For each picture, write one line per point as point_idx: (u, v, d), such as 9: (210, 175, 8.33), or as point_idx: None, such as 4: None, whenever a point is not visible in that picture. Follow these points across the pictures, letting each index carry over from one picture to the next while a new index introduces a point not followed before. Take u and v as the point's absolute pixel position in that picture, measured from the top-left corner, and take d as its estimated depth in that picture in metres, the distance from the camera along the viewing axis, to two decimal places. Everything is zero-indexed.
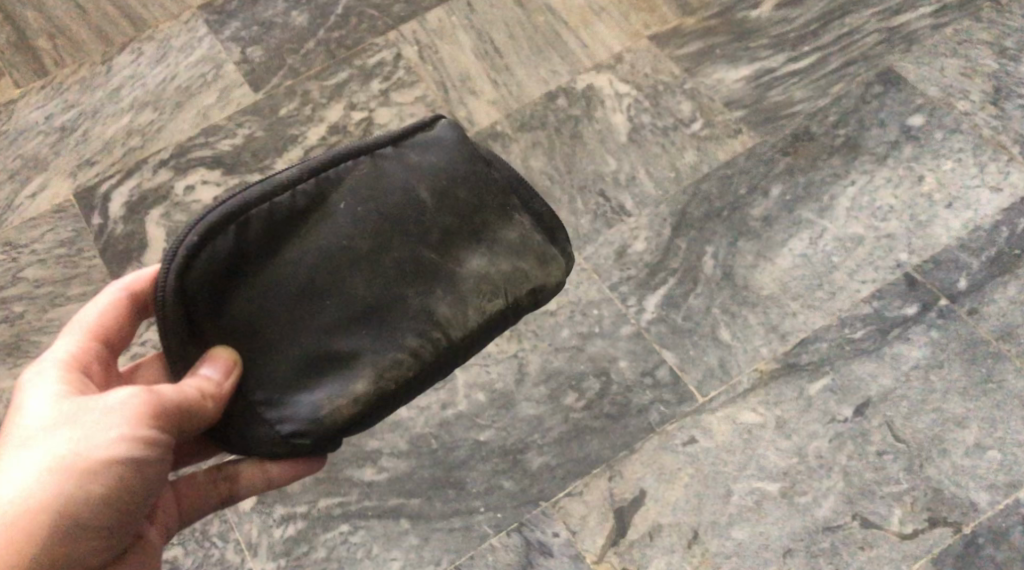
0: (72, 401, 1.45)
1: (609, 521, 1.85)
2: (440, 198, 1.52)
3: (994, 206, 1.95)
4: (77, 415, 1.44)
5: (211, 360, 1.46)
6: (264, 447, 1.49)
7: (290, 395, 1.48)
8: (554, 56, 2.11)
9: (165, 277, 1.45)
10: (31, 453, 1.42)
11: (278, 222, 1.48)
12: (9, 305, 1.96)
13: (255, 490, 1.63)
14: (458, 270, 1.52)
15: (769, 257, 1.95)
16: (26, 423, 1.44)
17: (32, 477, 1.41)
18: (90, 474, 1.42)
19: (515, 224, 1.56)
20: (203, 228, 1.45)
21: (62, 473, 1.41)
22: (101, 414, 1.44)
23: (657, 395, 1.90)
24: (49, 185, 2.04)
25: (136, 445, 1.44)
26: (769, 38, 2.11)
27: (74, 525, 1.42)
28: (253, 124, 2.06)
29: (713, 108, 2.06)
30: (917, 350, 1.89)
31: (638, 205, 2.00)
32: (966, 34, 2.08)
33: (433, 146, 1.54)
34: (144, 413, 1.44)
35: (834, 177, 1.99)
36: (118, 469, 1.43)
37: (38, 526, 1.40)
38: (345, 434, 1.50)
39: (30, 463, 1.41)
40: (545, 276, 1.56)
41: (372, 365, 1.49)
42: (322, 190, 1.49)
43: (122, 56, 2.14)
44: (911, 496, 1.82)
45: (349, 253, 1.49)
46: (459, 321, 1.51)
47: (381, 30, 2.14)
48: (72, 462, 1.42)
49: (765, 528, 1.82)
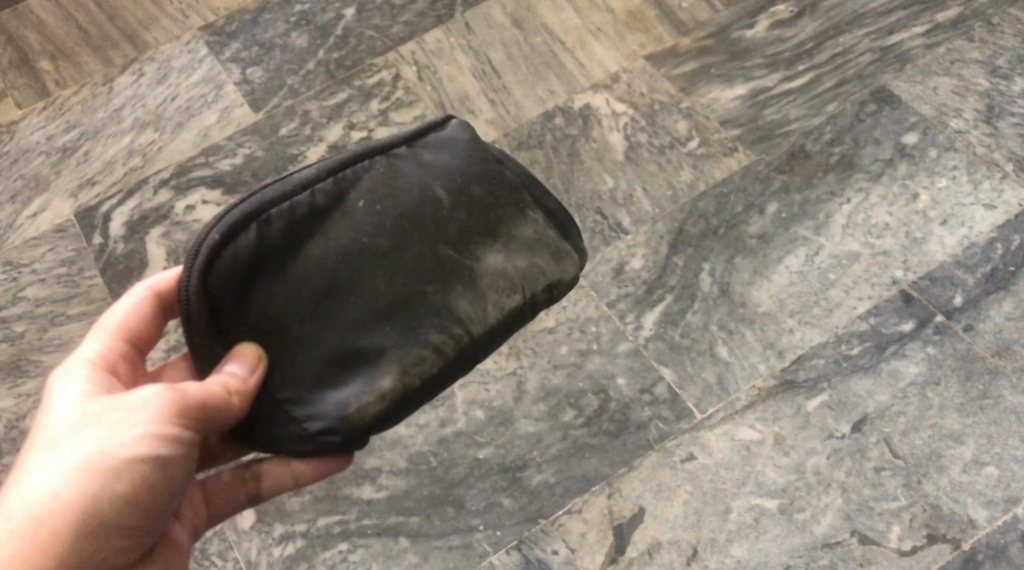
0: (97, 400, 1.46)
1: (609, 538, 1.85)
2: (456, 195, 1.54)
3: (988, 223, 1.97)
4: (102, 414, 1.45)
5: (236, 357, 1.48)
6: (291, 445, 1.51)
7: (316, 393, 1.50)
8: (552, 76, 2.13)
9: (189, 276, 1.46)
10: (57, 453, 1.43)
11: (298, 220, 1.50)
12: (10, 324, 1.97)
13: (281, 489, 1.64)
14: (477, 267, 1.54)
15: (766, 274, 1.96)
16: (52, 424, 1.45)
17: (58, 478, 1.42)
18: (115, 473, 1.43)
19: (529, 219, 1.58)
20: (226, 226, 1.47)
21: (87, 473, 1.43)
22: (126, 413, 1.45)
23: (655, 411, 1.91)
24: (51, 205, 2.05)
25: (160, 444, 1.45)
26: (764, 58, 2.13)
27: (99, 526, 1.44)
28: (253, 143, 2.08)
29: (709, 127, 2.08)
30: (914, 365, 1.90)
31: (635, 223, 2.01)
32: (959, 54, 2.10)
33: (446, 145, 1.56)
34: (168, 411, 1.45)
35: (830, 195, 2.01)
36: (142, 468, 1.44)
37: (63, 528, 1.42)
38: (371, 433, 1.52)
39: (56, 464, 1.43)
40: (561, 271, 1.59)
41: (396, 363, 1.51)
42: (340, 189, 1.51)
43: (123, 76, 2.16)
44: (910, 513, 1.82)
45: (369, 250, 1.51)
46: (479, 318, 1.53)
47: (380, 51, 2.16)
48: (96, 462, 1.43)
49: (764, 545, 1.82)
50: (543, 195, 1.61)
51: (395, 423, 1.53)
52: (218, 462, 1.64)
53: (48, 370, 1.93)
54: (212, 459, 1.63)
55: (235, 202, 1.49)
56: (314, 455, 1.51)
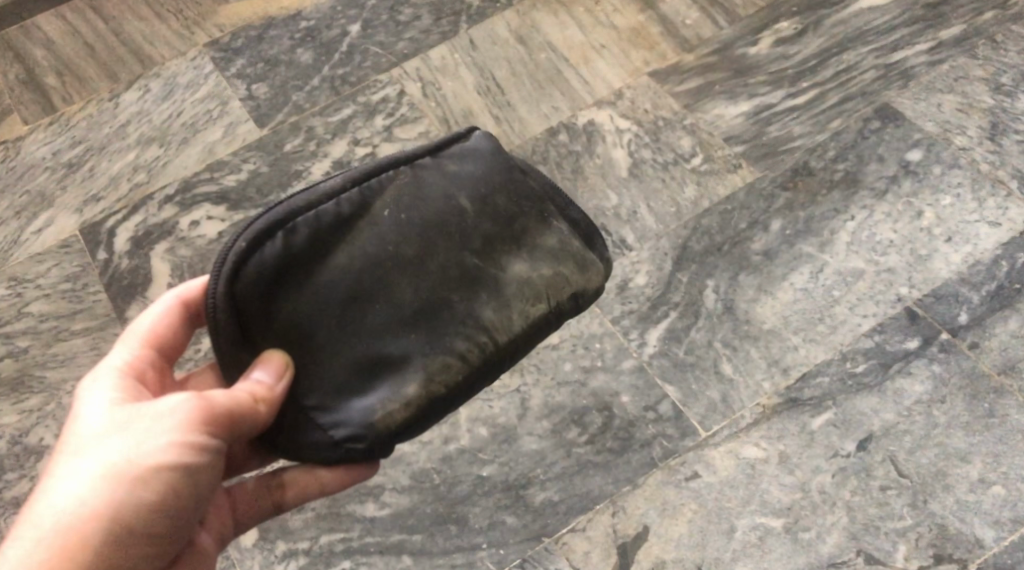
0: (125, 408, 1.48)
1: (613, 557, 1.84)
2: (480, 204, 1.55)
3: (993, 241, 1.96)
4: (129, 423, 1.46)
5: (263, 364, 1.48)
6: (317, 452, 1.51)
7: (342, 400, 1.51)
8: (556, 92, 2.13)
9: (215, 283, 1.47)
10: (85, 461, 1.45)
11: (324, 229, 1.51)
12: (14, 339, 1.97)
13: (306, 497, 1.65)
14: (501, 275, 1.55)
15: (770, 291, 1.96)
16: (80, 432, 1.47)
17: (86, 486, 1.44)
18: (141, 481, 1.45)
19: (554, 229, 1.58)
20: (253, 234, 1.48)
21: (114, 481, 1.44)
22: (153, 422, 1.46)
23: (660, 429, 1.90)
24: (55, 220, 2.05)
25: (186, 451, 1.46)
26: (768, 74, 2.14)
27: (126, 533, 1.45)
28: (258, 159, 2.08)
29: (713, 143, 2.08)
30: (919, 384, 1.89)
31: (639, 239, 2.01)
32: (963, 71, 2.10)
33: (470, 156, 1.58)
34: (195, 419, 1.46)
35: (834, 212, 2.01)
36: (168, 475, 1.46)
37: (90, 535, 1.44)
38: (396, 440, 1.52)
39: (83, 471, 1.45)
40: (585, 280, 1.59)
41: (421, 369, 1.52)
42: (365, 198, 1.53)
43: (130, 92, 2.17)
44: (916, 532, 1.81)
45: (393, 258, 1.52)
46: (505, 326, 1.54)
47: (385, 67, 2.17)
48: (123, 469, 1.45)
49: (770, 564, 1.81)
50: (566, 204, 1.63)
51: (420, 431, 1.54)
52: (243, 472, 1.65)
53: (51, 385, 1.92)
54: (237, 469, 1.63)
55: (261, 210, 1.51)
56: (340, 462, 1.52)
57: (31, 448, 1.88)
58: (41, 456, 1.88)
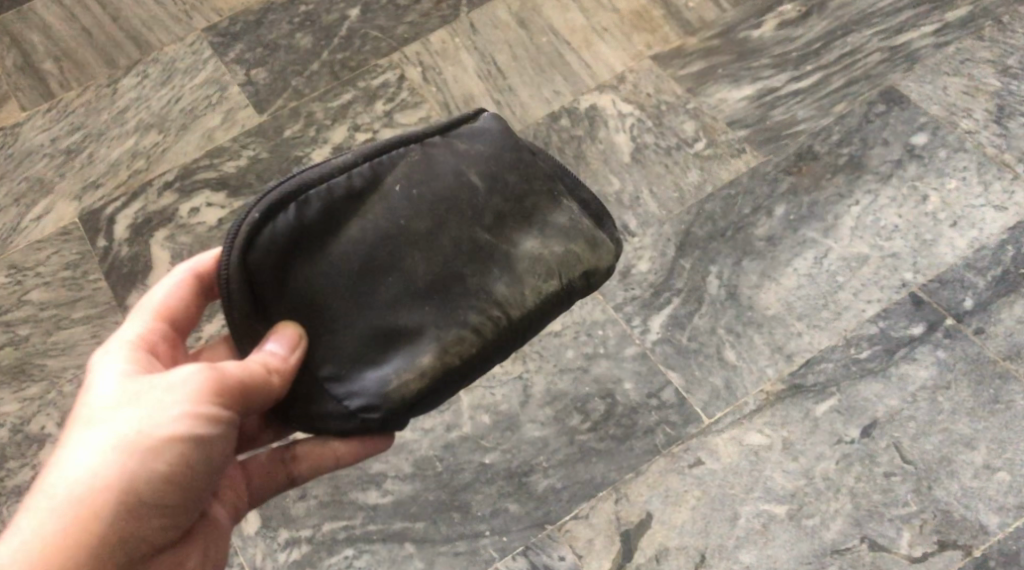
0: (137, 379, 1.47)
1: (615, 544, 1.83)
2: (491, 181, 1.54)
3: (999, 225, 1.95)
4: (141, 394, 1.45)
5: (276, 335, 1.48)
6: (332, 423, 1.50)
7: (356, 371, 1.50)
8: (558, 77, 2.11)
9: (228, 254, 1.47)
10: (97, 432, 1.43)
11: (336, 202, 1.50)
12: (14, 328, 1.96)
13: (320, 469, 1.64)
14: (513, 251, 1.53)
15: (774, 276, 1.94)
16: (92, 403, 1.45)
17: (98, 457, 1.42)
18: (154, 452, 1.43)
19: (564, 208, 1.57)
20: (265, 206, 1.48)
21: (126, 452, 1.43)
22: (164, 393, 1.45)
23: (663, 416, 1.89)
24: (55, 207, 2.04)
25: (199, 422, 1.45)
26: (771, 58, 2.12)
27: (138, 505, 1.44)
28: (257, 146, 2.07)
29: (716, 127, 2.06)
30: (924, 369, 1.88)
31: (642, 225, 1.99)
32: (969, 53, 2.08)
33: (480, 135, 1.56)
34: (207, 390, 1.46)
35: (838, 197, 1.99)
36: (181, 447, 1.45)
37: (103, 506, 1.42)
38: (412, 412, 1.51)
39: (96, 442, 1.43)
40: (598, 259, 1.57)
41: (435, 341, 1.50)
42: (376, 173, 1.52)
43: (128, 78, 2.15)
44: (920, 519, 1.80)
45: (405, 232, 1.51)
46: (518, 301, 1.52)
47: (385, 52, 2.15)
48: (136, 441, 1.43)
49: (773, 551, 1.81)
50: (576, 186, 1.63)
51: (435, 405, 1.52)
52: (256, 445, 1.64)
53: (52, 373, 1.92)
54: (250, 443, 1.62)
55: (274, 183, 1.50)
56: (354, 434, 1.51)
57: (32, 436, 1.88)
58: (43, 445, 1.87)
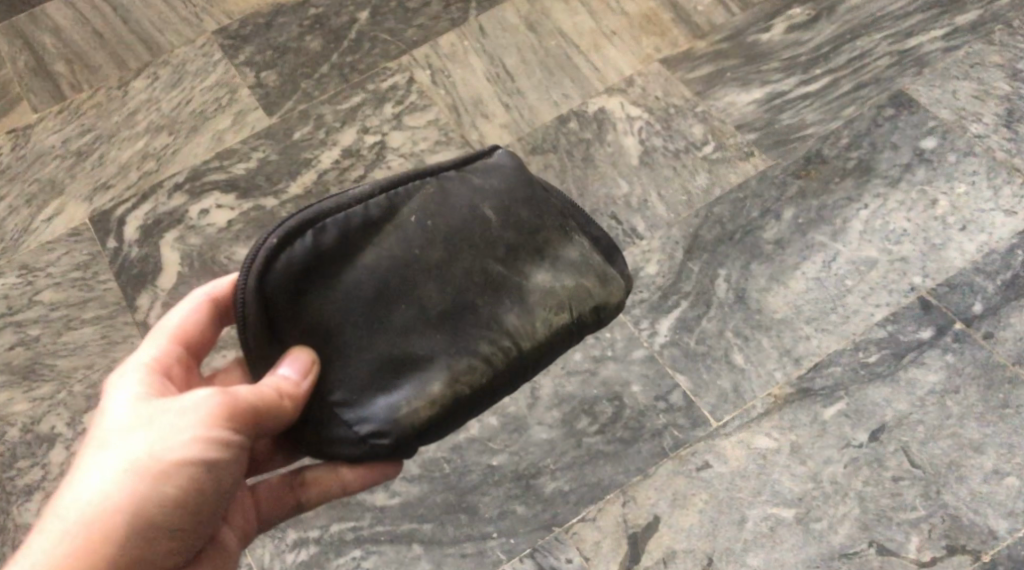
0: (150, 403, 1.48)
1: (623, 547, 1.83)
2: (504, 215, 1.54)
3: (1009, 230, 1.94)
4: (153, 417, 1.46)
5: (290, 359, 1.48)
6: (343, 448, 1.50)
7: (367, 397, 1.50)
8: (566, 80, 2.11)
9: (246, 278, 1.47)
10: (110, 455, 1.45)
11: (353, 230, 1.50)
12: (25, 328, 1.97)
13: (329, 494, 1.64)
14: (525, 283, 1.54)
15: (782, 280, 1.94)
16: (106, 426, 1.47)
17: (109, 480, 1.44)
18: (164, 476, 1.45)
19: (576, 243, 1.57)
20: (284, 233, 1.48)
21: (137, 475, 1.44)
22: (176, 417, 1.46)
23: (670, 419, 1.89)
24: (65, 209, 2.05)
25: (210, 447, 1.46)
26: (780, 61, 2.12)
27: (148, 527, 1.45)
28: (267, 148, 2.07)
29: (725, 131, 2.06)
30: (933, 374, 1.87)
31: (650, 228, 1.99)
32: (979, 57, 2.08)
33: (494, 170, 1.57)
34: (218, 414, 1.46)
35: (847, 200, 1.99)
36: (192, 471, 1.46)
37: (113, 529, 1.44)
38: (420, 439, 1.51)
39: (108, 466, 1.44)
40: (608, 294, 1.58)
41: (446, 369, 1.51)
42: (393, 203, 1.52)
43: (139, 80, 2.16)
44: (929, 523, 1.80)
45: (419, 261, 1.51)
46: (529, 332, 1.53)
47: (394, 55, 2.16)
48: (147, 464, 1.44)
49: (781, 555, 1.81)
50: (586, 223, 1.63)
51: (444, 432, 1.53)
52: (266, 468, 1.64)
53: (63, 373, 1.93)
54: (261, 466, 1.63)
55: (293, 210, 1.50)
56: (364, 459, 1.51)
57: (42, 436, 1.89)
58: (52, 444, 1.89)
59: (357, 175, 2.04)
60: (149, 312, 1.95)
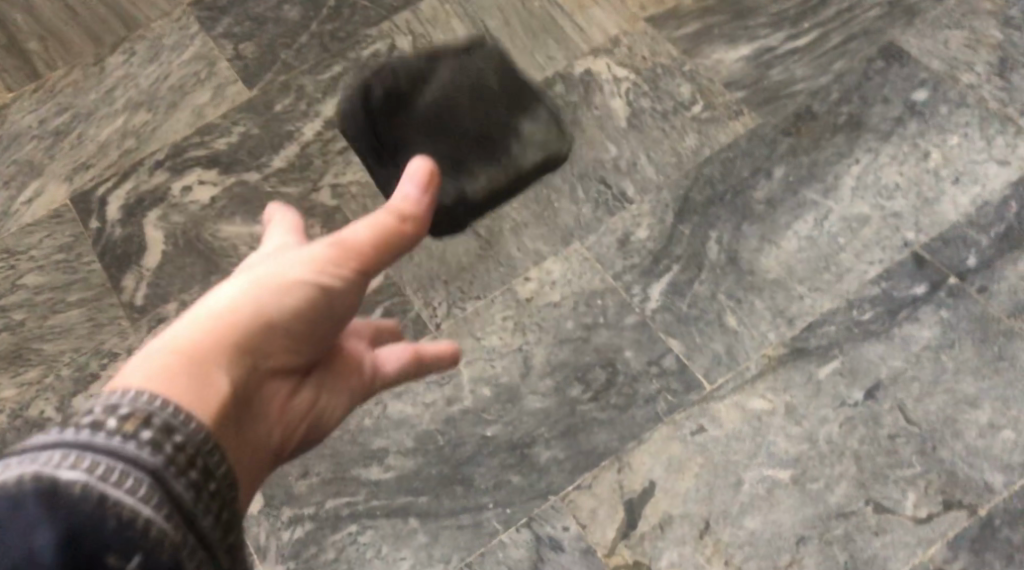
0: (285, 248, 1.42)
1: (619, 513, 1.82)
2: None
3: (1002, 180, 1.91)
4: (278, 254, 1.40)
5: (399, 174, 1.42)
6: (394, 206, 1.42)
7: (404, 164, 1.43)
8: (551, 42, 2.09)
9: None
10: (236, 279, 1.36)
11: None
12: (10, 313, 1.94)
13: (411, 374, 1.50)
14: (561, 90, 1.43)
15: (775, 239, 1.92)
16: (246, 261, 1.40)
17: (236, 290, 1.35)
18: (286, 290, 1.36)
19: None
20: None
21: (265, 285, 1.35)
22: (299, 254, 1.39)
23: (664, 383, 1.87)
24: (46, 189, 2.02)
25: (329, 272, 1.38)
26: (768, 16, 2.08)
27: (269, 337, 1.34)
28: (249, 121, 2.04)
29: (714, 90, 2.02)
30: (927, 330, 1.86)
31: (640, 191, 1.97)
32: (970, 5, 2.04)
33: None
34: (349, 254, 1.38)
35: (838, 156, 1.96)
36: (310, 291, 1.37)
37: (235, 335, 1.31)
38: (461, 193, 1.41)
39: (236, 283, 1.36)
40: None
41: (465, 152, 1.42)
42: None
43: (115, 56, 2.13)
44: (925, 480, 1.79)
45: None
46: None
47: (375, 21, 2.12)
48: (271, 277, 1.36)
49: (778, 517, 1.79)
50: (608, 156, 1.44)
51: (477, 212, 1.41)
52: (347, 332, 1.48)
53: (50, 358, 1.91)
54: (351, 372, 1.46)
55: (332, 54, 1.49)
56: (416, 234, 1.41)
57: (31, 422, 1.87)
58: (42, 430, 1.86)
59: (340, 146, 2.01)
60: (135, 293, 1.93)
